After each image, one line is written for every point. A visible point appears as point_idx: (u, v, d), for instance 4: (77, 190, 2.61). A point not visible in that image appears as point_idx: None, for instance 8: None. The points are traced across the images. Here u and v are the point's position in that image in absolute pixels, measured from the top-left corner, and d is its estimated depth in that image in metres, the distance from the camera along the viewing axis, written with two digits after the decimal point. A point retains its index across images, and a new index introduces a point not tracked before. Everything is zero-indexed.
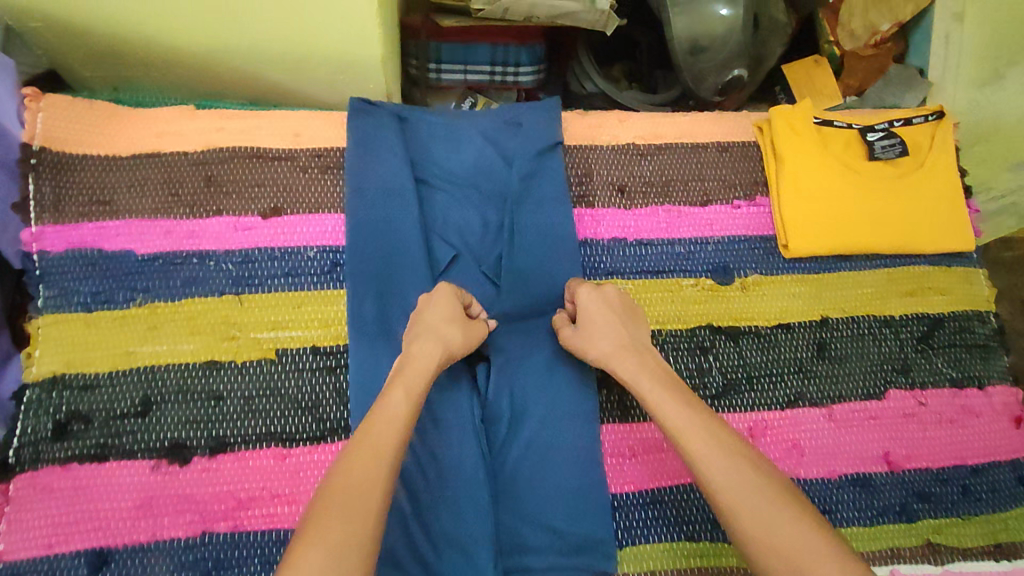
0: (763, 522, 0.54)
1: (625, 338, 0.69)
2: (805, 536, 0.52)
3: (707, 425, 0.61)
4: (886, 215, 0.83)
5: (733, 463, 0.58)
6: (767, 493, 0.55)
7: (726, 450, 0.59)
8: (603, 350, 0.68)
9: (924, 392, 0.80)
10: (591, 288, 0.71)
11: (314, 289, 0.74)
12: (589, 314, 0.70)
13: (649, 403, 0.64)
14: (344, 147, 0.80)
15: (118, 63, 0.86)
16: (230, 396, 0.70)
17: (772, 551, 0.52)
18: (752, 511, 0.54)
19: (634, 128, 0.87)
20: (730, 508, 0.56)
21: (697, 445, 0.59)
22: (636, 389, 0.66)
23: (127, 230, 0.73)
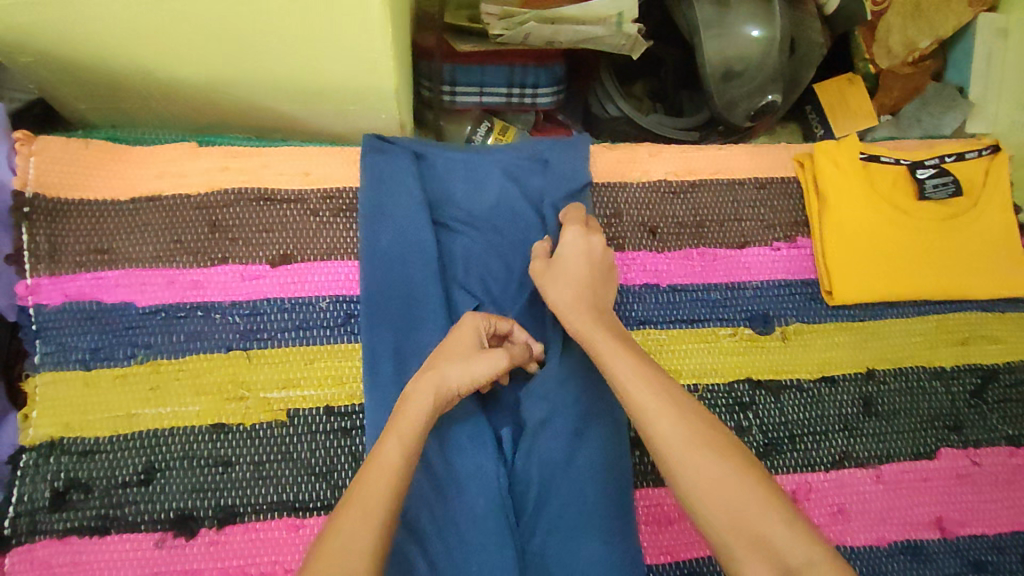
0: (707, 474, 0.49)
1: (588, 288, 0.66)
2: (750, 489, 0.48)
3: (653, 375, 0.56)
4: (936, 259, 0.77)
5: (678, 411, 0.53)
6: (713, 444, 0.51)
7: (673, 398, 0.54)
8: (563, 294, 0.65)
9: (977, 451, 0.75)
10: (578, 231, 0.69)
11: (327, 343, 0.70)
12: (564, 257, 0.68)
13: (596, 352, 0.60)
14: (358, 185, 0.75)
15: (117, 94, 0.81)
16: (239, 461, 0.65)
17: (715, 503, 0.48)
18: (691, 459, 0.50)
19: (665, 163, 0.82)
20: (671, 456, 0.51)
21: (641, 392, 0.55)
22: (589, 341, 0.61)
23: (128, 280, 0.69)
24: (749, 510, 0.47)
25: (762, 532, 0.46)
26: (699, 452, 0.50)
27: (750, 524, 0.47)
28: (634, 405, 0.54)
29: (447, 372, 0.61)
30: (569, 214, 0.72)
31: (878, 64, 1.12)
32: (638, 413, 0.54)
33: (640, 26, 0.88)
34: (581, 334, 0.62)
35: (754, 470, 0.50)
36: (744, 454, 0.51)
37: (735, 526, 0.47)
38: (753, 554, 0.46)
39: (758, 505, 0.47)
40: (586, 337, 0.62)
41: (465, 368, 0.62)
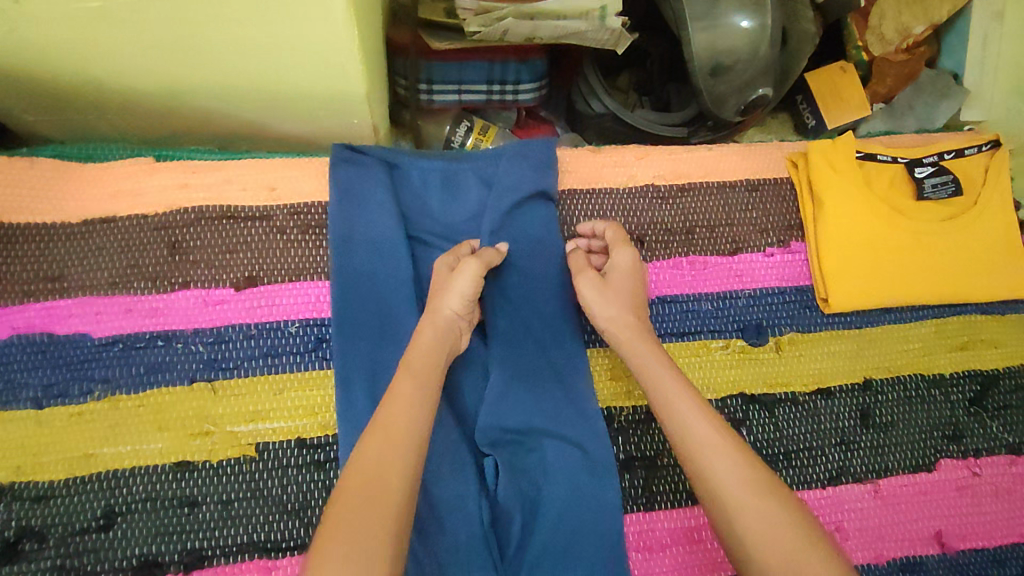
0: (766, 524, 0.49)
1: (638, 311, 0.65)
2: (811, 547, 0.48)
3: (714, 415, 0.56)
4: (936, 263, 0.74)
5: (738, 458, 0.53)
6: (776, 495, 0.51)
7: (739, 447, 0.54)
8: (617, 316, 0.64)
9: (977, 461, 0.72)
10: (634, 254, 0.68)
11: (296, 370, 0.66)
12: (619, 278, 0.67)
13: (651, 382, 0.60)
14: (329, 201, 0.70)
15: (67, 107, 0.76)
16: (206, 501, 0.61)
17: (773, 557, 0.47)
18: (756, 507, 0.50)
19: (652, 167, 0.78)
20: (731, 501, 0.51)
21: (703, 433, 0.54)
22: (643, 369, 0.61)
23: (81, 309, 0.64)
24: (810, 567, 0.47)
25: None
26: (763, 502, 0.50)
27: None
28: (695, 442, 0.54)
29: (439, 306, 0.63)
30: (611, 233, 0.70)
31: (871, 51, 1.09)
32: (694, 451, 0.54)
33: (623, 20, 0.84)
34: (635, 359, 0.62)
35: (813, 526, 0.50)
36: (802, 507, 0.51)
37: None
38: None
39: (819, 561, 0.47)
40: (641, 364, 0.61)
41: (454, 293, 0.64)
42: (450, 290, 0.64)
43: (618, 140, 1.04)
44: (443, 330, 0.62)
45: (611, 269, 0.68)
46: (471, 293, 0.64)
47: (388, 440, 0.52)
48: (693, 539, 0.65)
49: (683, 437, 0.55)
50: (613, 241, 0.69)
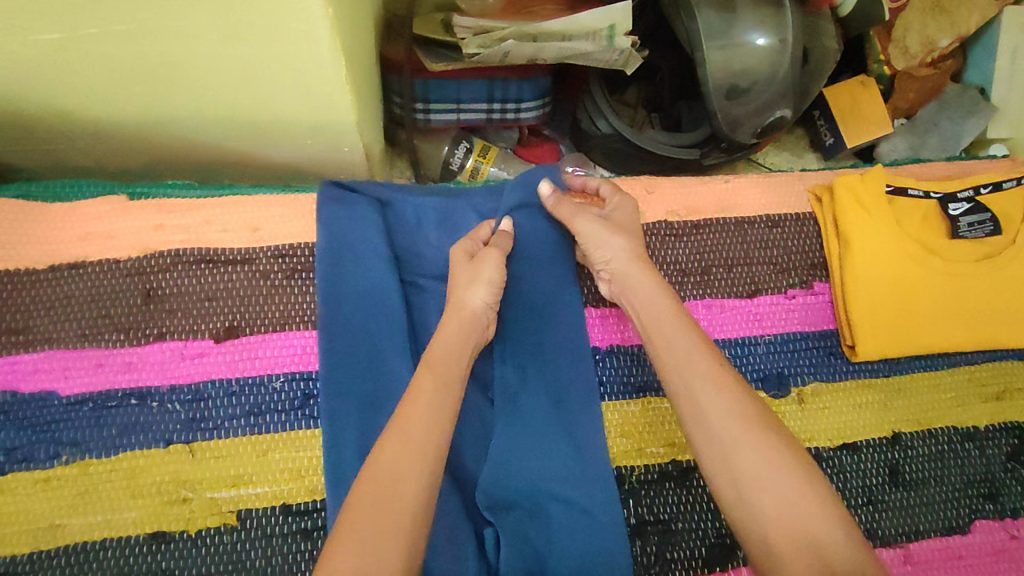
0: (762, 461, 0.48)
1: (640, 248, 0.64)
2: (803, 488, 0.47)
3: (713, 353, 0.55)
4: (973, 306, 0.68)
5: (732, 394, 0.52)
6: (773, 433, 0.50)
7: (738, 386, 0.53)
8: (618, 257, 0.63)
9: (1016, 522, 0.66)
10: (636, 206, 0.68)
11: (281, 430, 0.61)
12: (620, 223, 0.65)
13: (651, 324, 0.59)
14: (315, 244, 0.66)
15: (37, 138, 0.71)
16: (184, 575, 0.56)
17: (768, 495, 0.47)
18: (752, 444, 0.49)
19: (664, 202, 0.73)
20: (727, 439, 0.50)
21: (703, 372, 0.53)
22: (642, 308, 0.60)
23: (48, 365, 0.60)
24: (803, 515, 0.46)
25: (818, 535, 0.45)
26: (761, 439, 0.49)
27: (800, 524, 0.45)
28: (694, 380, 0.53)
29: (466, 298, 0.60)
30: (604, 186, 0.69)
31: (894, 66, 1.01)
32: (688, 387, 0.53)
33: (634, 40, 0.78)
34: (636, 302, 0.61)
35: (806, 463, 0.49)
36: (794, 445, 0.50)
37: (782, 522, 0.46)
38: (801, 555, 0.44)
39: (811, 503, 0.46)
40: (638, 300, 0.61)
41: (481, 283, 0.61)
42: (475, 281, 0.61)
43: (625, 162, 0.99)
44: (468, 323, 0.59)
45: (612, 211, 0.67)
46: (497, 282, 0.61)
47: (381, 498, 0.45)
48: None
49: (680, 371, 0.55)
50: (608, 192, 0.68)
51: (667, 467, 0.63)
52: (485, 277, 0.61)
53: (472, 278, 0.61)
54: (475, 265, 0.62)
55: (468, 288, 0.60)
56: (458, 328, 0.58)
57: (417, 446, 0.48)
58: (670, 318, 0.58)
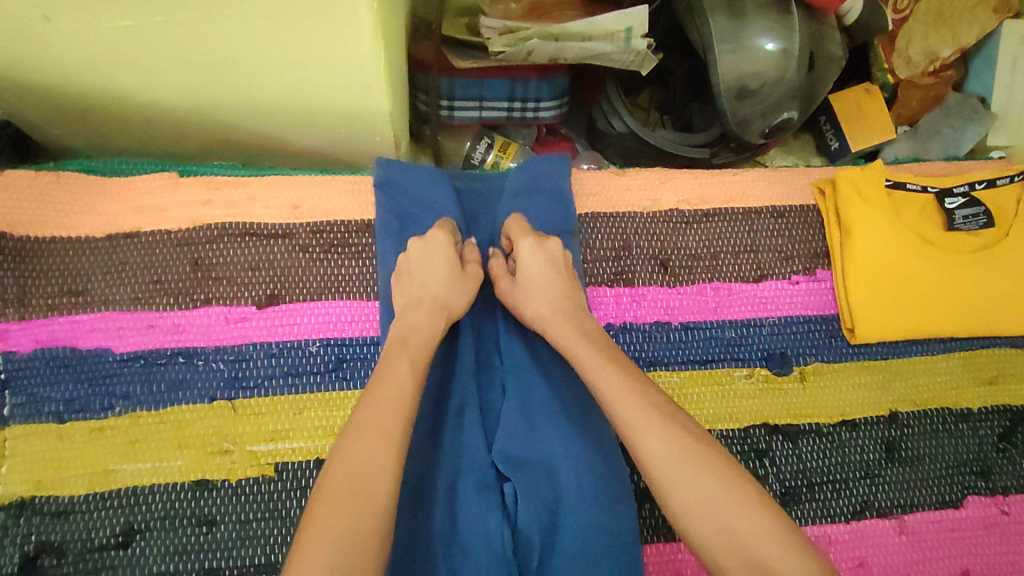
0: (696, 493, 0.49)
1: (563, 296, 0.66)
2: (743, 504, 0.48)
3: (638, 389, 0.56)
4: (967, 294, 0.72)
5: (669, 429, 0.52)
6: (702, 460, 0.51)
7: (662, 418, 0.54)
8: (542, 310, 0.65)
9: (1007, 499, 0.70)
10: (535, 241, 0.68)
11: (317, 390, 0.65)
12: (530, 272, 0.67)
13: (582, 366, 0.60)
14: (377, 223, 0.71)
15: (93, 120, 0.77)
16: (224, 520, 0.61)
17: (707, 524, 0.48)
18: (683, 477, 0.50)
19: (677, 191, 0.77)
20: (659, 478, 0.51)
21: (627, 411, 0.54)
22: (570, 353, 0.62)
23: (104, 325, 0.65)
24: (750, 533, 0.47)
25: (763, 556, 0.46)
26: (690, 470, 0.50)
27: (745, 544, 0.47)
28: (620, 421, 0.54)
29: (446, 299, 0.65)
30: (514, 229, 0.70)
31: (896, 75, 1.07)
32: (626, 430, 0.54)
33: (650, 42, 0.84)
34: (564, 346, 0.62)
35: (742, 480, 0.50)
36: (724, 469, 0.50)
37: (735, 549, 0.47)
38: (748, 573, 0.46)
39: (757, 527, 0.47)
40: (570, 350, 0.62)
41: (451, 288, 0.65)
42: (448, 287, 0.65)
43: (639, 160, 1.04)
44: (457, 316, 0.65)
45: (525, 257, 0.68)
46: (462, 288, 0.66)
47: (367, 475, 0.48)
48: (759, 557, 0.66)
49: (613, 415, 0.55)
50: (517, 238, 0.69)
51: None
52: (464, 287, 0.66)
53: (456, 288, 0.65)
54: (460, 278, 0.67)
55: (451, 294, 0.65)
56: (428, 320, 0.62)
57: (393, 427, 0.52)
58: (603, 364, 0.59)
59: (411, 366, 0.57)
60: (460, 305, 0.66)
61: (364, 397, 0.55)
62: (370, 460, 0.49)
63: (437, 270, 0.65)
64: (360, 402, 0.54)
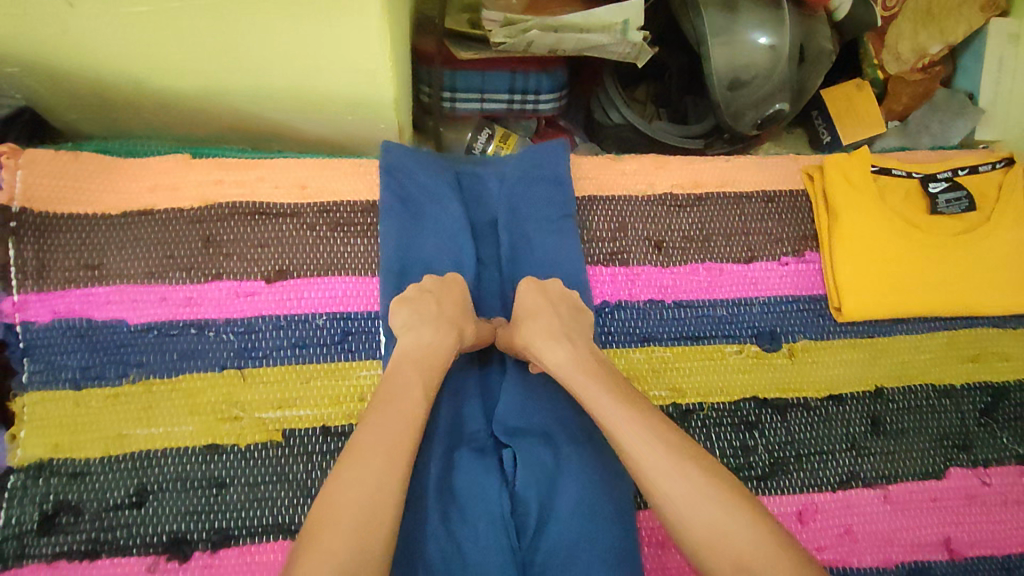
0: (713, 529, 0.48)
1: (559, 323, 0.66)
2: (761, 537, 0.47)
3: (645, 420, 0.55)
4: (949, 276, 0.75)
5: (676, 463, 0.51)
6: (718, 494, 0.49)
7: (672, 451, 0.52)
8: (536, 335, 0.64)
9: (988, 471, 0.73)
10: (535, 281, 0.70)
11: (324, 361, 0.68)
12: (526, 304, 0.68)
13: (585, 399, 0.59)
14: (379, 203, 0.73)
15: (108, 104, 0.79)
16: (234, 482, 0.63)
17: (727, 561, 0.47)
18: (698, 513, 0.49)
19: (671, 176, 0.80)
20: (675, 516, 0.50)
21: (636, 445, 0.53)
22: (572, 385, 0.61)
23: (118, 297, 0.67)
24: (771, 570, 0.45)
25: None
26: (706, 505, 0.49)
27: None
28: (629, 456, 0.53)
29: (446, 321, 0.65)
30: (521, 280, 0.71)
31: (886, 70, 1.10)
32: (635, 466, 0.53)
33: (645, 34, 0.87)
34: (565, 376, 0.62)
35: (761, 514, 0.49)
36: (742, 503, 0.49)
37: None
38: None
39: (776, 559, 0.46)
40: (571, 381, 0.61)
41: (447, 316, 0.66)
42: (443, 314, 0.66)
43: (636, 150, 1.07)
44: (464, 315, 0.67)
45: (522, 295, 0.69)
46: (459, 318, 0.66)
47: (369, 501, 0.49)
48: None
49: (621, 450, 0.54)
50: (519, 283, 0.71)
51: (667, 409, 0.71)
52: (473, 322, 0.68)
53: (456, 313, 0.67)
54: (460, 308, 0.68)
55: (466, 324, 0.66)
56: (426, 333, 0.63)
57: (399, 445, 0.53)
58: (601, 396, 0.58)
59: (425, 393, 0.59)
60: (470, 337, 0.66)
61: (371, 410, 0.56)
62: (359, 491, 0.49)
63: (451, 296, 0.68)
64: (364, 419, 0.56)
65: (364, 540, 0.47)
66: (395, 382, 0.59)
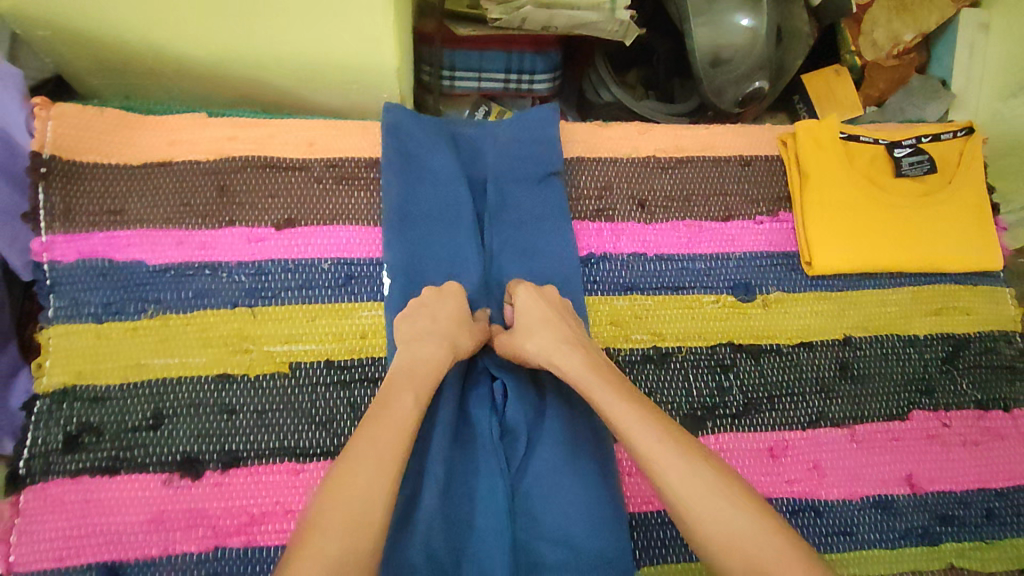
0: (723, 526, 0.50)
1: (564, 332, 0.67)
2: (769, 536, 0.49)
3: (656, 421, 0.57)
4: (912, 235, 0.81)
5: (691, 465, 0.53)
6: (728, 493, 0.52)
7: (683, 451, 0.55)
8: (546, 345, 0.66)
9: (948, 414, 0.78)
10: (529, 288, 0.71)
11: (329, 302, 0.73)
12: (524, 314, 0.69)
13: (595, 400, 0.61)
14: (382, 159, 0.79)
15: (130, 69, 0.85)
16: (243, 409, 0.68)
17: (736, 557, 0.49)
18: (710, 511, 0.51)
19: (655, 141, 0.85)
20: (687, 513, 0.52)
21: (648, 443, 0.55)
22: (582, 387, 0.63)
23: (138, 239, 0.73)
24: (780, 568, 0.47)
25: None
26: (717, 503, 0.51)
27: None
28: (641, 456, 0.55)
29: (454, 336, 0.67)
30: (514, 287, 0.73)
31: (864, 56, 1.15)
32: (648, 464, 0.55)
33: (632, 14, 0.93)
34: (575, 378, 0.63)
35: (768, 513, 0.51)
36: (751, 502, 0.51)
37: None
38: None
39: (781, 556, 0.48)
40: (581, 382, 0.63)
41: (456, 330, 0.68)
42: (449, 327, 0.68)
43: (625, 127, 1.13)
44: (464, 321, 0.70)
45: (521, 305, 0.70)
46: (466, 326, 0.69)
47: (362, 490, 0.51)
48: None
49: (633, 449, 0.56)
50: (514, 288, 0.73)
51: (648, 350, 0.76)
52: (472, 332, 0.70)
53: (462, 327, 0.69)
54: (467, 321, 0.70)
55: (463, 336, 0.68)
56: (431, 345, 0.66)
57: (390, 454, 0.55)
58: (616, 399, 0.60)
59: (416, 400, 0.60)
60: (468, 346, 0.68)
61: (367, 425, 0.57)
62: (363, 483, 0.52)
63: (449, 309, 0.69)
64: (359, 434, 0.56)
65: (365, 530, 0.49)
66: (390, 393, 0.60)
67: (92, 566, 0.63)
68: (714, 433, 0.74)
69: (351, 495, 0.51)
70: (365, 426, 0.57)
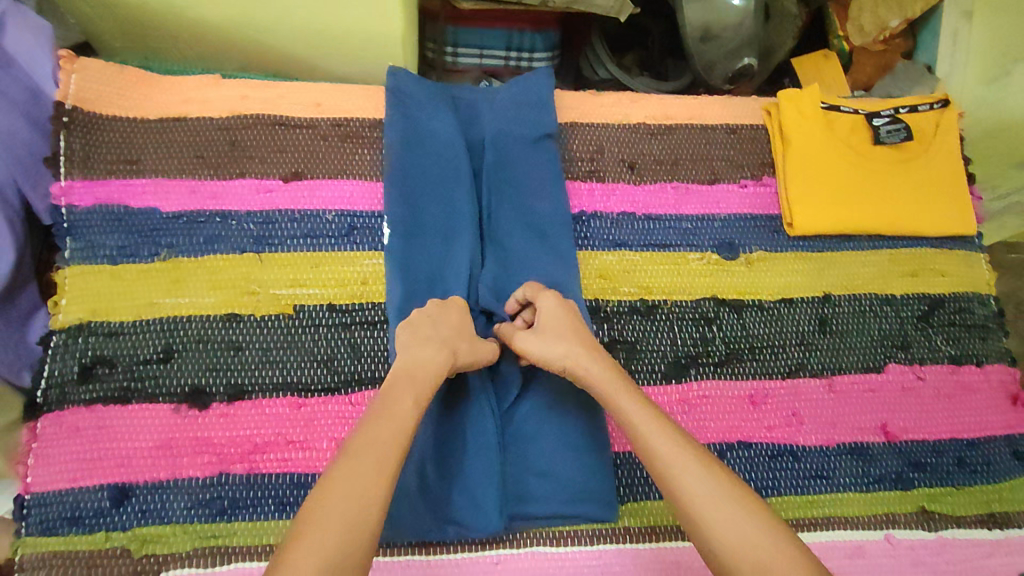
0: (736, 531, 0.51)
1: (584, 340, 0.68)
2: (780, 544, 0.50)
3: (674, 432, 0.59)
4: (889, 201, 0.84)
5: (707, 474, 0.55)
6: (743, 503, 0.53)
7: (701, 461, 0.56)
8: (569, 348, 0.66)
9: (922, 367, 0.81)
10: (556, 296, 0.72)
11: (332, 249, 0.77)
12: (547, 316, 0.70)
13: (616, 409, 0.63)
14: (384, 121, 0.83)
15: (149, 33, 0.89)
16: (249, 346, 0.72)
17: (746, 563, 0.49)
18: (725, 518, 0.52)
19: (646, 108, 0.89)
20: (701, 519, 0.53)
21: (668, 451, 0.57)
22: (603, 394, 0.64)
23: (152, 188, 0.77)
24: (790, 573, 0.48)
25: None
26: (731, 510, 0.52)
27: None
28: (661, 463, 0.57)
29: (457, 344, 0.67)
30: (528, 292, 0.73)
31: (851, 41, 1.17)
32: (667, 470, 0.56)
33: None
34: (596, 385, 0.65)
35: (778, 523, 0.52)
36: (762, 512, 0.52)
37: None
38: None
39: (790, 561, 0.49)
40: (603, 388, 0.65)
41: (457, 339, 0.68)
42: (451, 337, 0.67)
43: None
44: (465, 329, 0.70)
45: (544, 309, 0.71)
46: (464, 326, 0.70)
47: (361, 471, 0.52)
48: (699, 405, 0.76)
49: (652, 454, 0.58)
50: (534, 292, 0.73)
51: (635, 303, 0.80)
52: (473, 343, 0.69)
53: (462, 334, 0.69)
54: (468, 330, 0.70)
55: (463, 343, 0.68)
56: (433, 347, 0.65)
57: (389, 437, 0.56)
58: (637, 407, 0.62)
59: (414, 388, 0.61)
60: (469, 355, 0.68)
61: (362, 423, 0.57)
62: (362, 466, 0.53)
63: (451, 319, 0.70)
64: (354, 434, 0.56)
65: (364, 513, 0.50)
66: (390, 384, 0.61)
67: (104, 488, 0.66)
68: (697, 380, 0.77)
69: (352, 487, 0.51)
70: (365, 419, 0.58)
